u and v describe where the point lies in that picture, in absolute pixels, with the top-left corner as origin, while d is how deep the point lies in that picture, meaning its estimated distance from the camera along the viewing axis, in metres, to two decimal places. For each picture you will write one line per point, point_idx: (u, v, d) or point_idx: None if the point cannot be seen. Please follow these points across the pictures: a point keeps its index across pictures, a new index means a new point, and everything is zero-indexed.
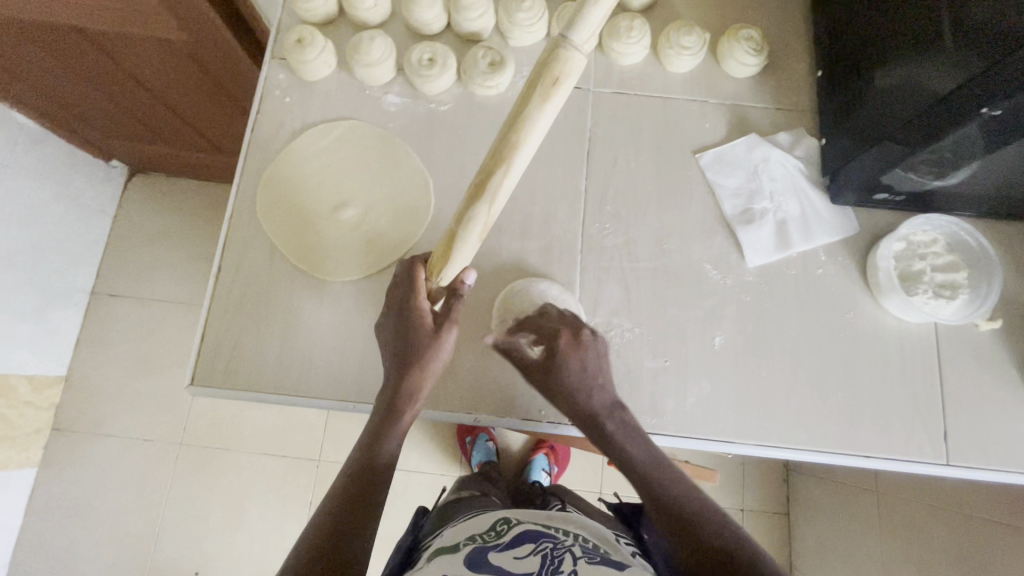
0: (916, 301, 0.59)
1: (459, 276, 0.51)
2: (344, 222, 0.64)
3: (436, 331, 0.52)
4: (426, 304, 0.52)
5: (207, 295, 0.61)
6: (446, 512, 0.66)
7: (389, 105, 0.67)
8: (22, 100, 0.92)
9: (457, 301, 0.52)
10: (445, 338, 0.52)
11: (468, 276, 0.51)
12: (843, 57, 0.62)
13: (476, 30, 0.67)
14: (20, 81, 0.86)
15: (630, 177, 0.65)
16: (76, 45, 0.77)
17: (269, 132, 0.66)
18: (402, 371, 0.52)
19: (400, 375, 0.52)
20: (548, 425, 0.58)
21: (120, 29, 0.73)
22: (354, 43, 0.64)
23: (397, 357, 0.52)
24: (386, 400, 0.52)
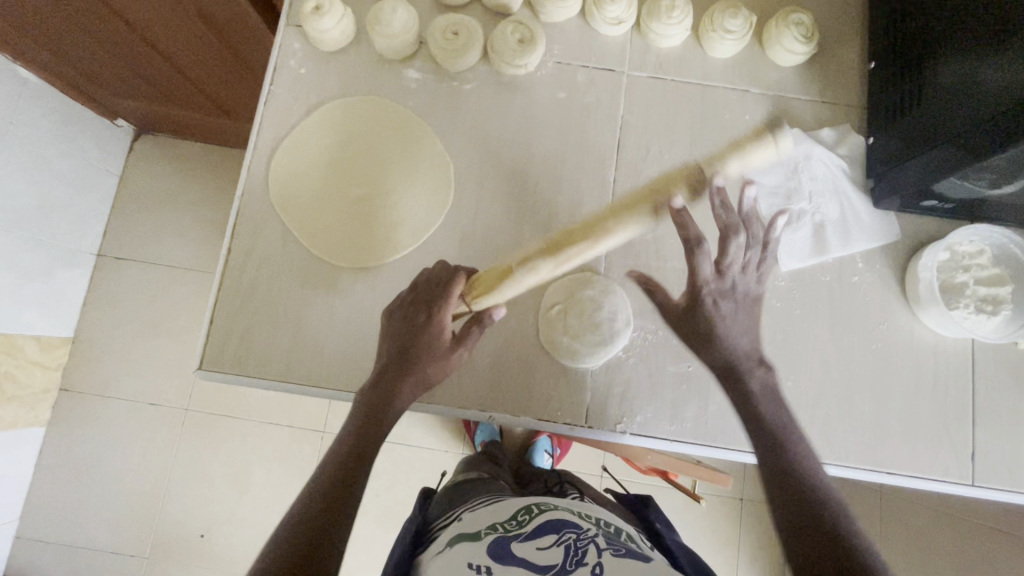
0: (955, 316, 0.56)
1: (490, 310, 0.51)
2: (361, 206, 0.61)
3: (449, 349, 0.51)
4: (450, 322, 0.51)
5: (215, 277, 0.59)
6: (459, 492, 0.66)
7: (410, 81, 0.63)
8: (24, 54, 0.88)
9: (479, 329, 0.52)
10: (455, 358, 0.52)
11: (498, 313, 0.51)
12: (903, 50, 0.58)
13: (506, 3, 0.62)
14: (22, 33, 0.82)
15: (662, 169, 0.62)
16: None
17: (283, 106, 0.62)
18: (400, 372, 0.49)
19: (397, 375, 0.49)
20: (565, 427, 0.56)
21: None
22: (375, 12, 0.60)
23: (398, 357, 0.50)
24: (373, 399, 0.49)
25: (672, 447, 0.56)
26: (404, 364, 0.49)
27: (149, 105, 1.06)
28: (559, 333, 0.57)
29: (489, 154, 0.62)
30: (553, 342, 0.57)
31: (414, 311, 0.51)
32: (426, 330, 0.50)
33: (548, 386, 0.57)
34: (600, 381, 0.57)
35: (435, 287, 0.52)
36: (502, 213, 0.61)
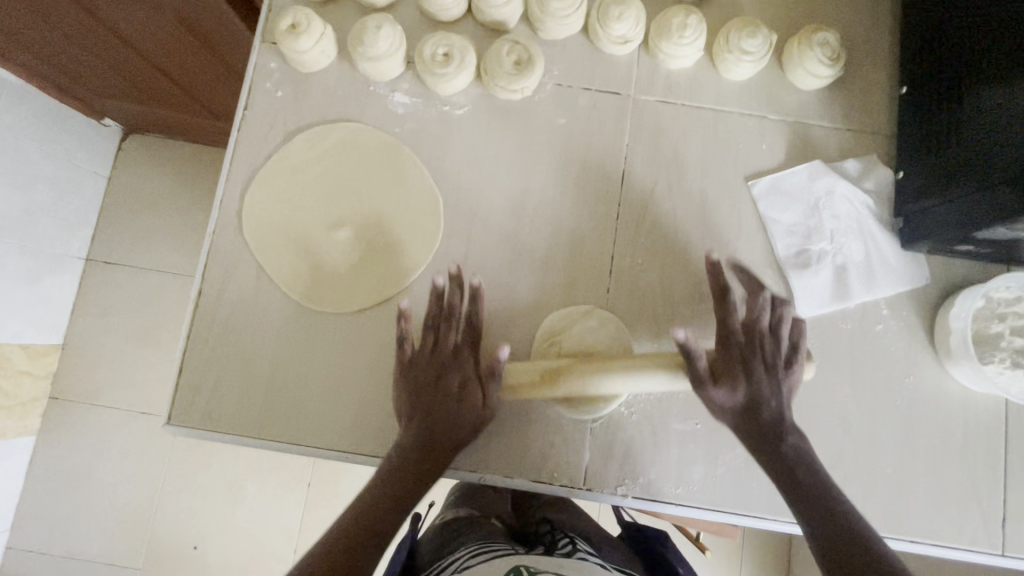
0: (988, 371, 0.51)
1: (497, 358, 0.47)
2: (342, 244, 0.56)
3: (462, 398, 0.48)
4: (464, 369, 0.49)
5: (185, 322, 0.55)
6: (443, 541, 0.59)
7: (395, 106, 0.58)
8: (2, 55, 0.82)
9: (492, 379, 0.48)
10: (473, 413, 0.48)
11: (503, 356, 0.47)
12: (938, 77, 0.52)
13: (502, 19, 0.57)
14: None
15: (671, 204, 0.57)
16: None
17: (258, 134, 0.58)
18: (416, 449, 0.48)
19: (412, 454, 0.48)
20: (559, 488, 0.52)
21: None
22: (357, 31, 0.54)
23: (415, 434, 0.48)
24: (389, 482, 0.47)
25: (675, 512, 0.52)
26: (422, 442, 0.48)
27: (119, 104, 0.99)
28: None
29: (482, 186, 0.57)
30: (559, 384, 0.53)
31: (427, 381, 0.49)
32: (443, 398, 0.48)
33: (542, 442, 0.53)
34: (600, 439, 0.53)
35: (450, 352, 0.50)
36: (495, 252, 0.56)
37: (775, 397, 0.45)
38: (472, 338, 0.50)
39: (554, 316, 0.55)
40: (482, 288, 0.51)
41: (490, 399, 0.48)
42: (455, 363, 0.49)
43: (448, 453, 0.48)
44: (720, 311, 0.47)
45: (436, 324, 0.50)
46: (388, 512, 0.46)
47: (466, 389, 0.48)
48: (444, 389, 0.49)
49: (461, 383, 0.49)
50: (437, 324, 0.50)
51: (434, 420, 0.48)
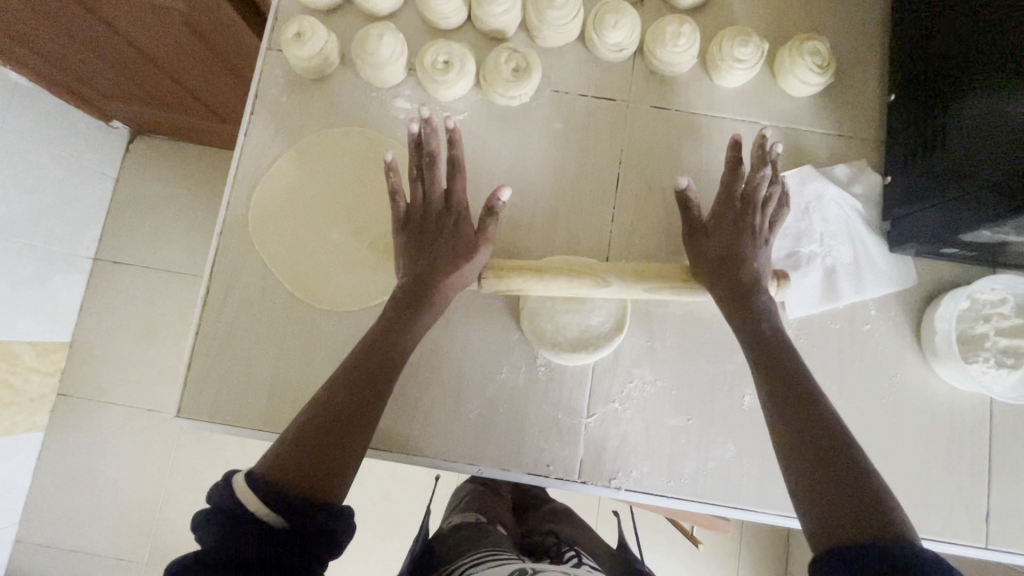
0: (972, 371, 0.53)
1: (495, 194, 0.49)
2: (346, 246, 0.58)
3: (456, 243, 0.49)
4: (458, 219, 0.50)
5: (195, 320, 0.57)
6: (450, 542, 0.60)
7: (398, 111, 0.60)
8: (14, 58, 0.84)
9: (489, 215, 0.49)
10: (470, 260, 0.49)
11: (504, 193, 0.48)
12: (925, 85, 0.54)
13: (501, 27, 0.58)
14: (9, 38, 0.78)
15: (666, 206, 0.59)
16: (63, 5, 0.70)
17: (265, 138, 0.59)
18: (416, 290, 0.48)
19: (416, 292, 0.48)
20: (555, 480, 0.54)
21: None
22: (360, 40, 0.56)
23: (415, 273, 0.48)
24: (391, 324, 0.47)
25: (668, 504, 0.53)
26: (420, 287, 0.48)
27: (131, 108, 1.01)
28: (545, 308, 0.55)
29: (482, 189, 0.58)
30: (537, 330, 0.55)
31: (423, 231, 0.49)
32: (439, 244, 0.49)
33: (539, 438, 0.54)
34: (594, 434, 0.54)
35: (439, 198, 0.50)
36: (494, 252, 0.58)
37: (758, 256, 0.48)
38: (459, 177, 0.50)
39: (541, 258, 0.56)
40: (458, 132, 0.50)
41: (487, 234, 0.49)
42: (447, 207, 0.50)
43: (449, 290, 0.49)
44: (729, 176, 0.50)
45: (422, 177, 0.50)
46: (390, 349, 0.46)
47: (465, 228, 0.50)
48: (439, 235, 0.49)
49: (455, 226, 0.49)
50: (421, 174, 0.50)
51: (433, 260, 0.48)
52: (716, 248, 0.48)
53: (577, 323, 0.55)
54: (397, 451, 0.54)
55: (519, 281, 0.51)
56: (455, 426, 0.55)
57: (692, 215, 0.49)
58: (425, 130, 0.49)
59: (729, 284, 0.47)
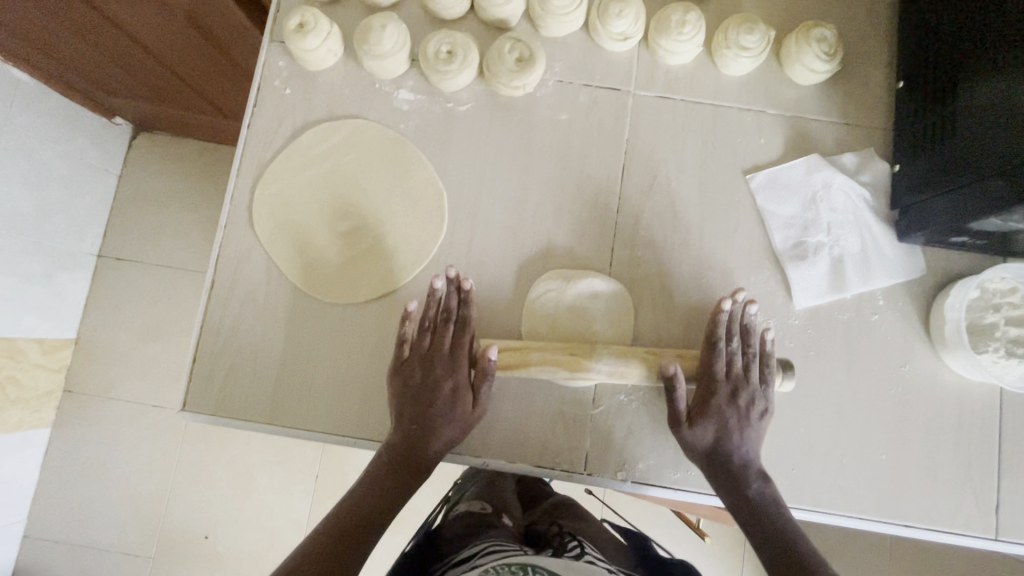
0: (982, 360, 0.52)
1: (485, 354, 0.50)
2: (350, 238, 0.58)
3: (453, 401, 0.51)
4: (457, 374, 0.51)
5: (199, 313, 0.57)
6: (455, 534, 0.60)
7: (401, 102, 0.59)
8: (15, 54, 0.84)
9: (485, 380, 0.51)
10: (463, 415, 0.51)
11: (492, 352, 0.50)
12: (935, 70, 0.53)
13: (504, 17, 0.58)
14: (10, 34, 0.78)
15: (671, 196, 0.58)
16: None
17: (268, 130, 0.59)
18: (408, 448, 0.50)
19: (406, 454, 0.50)
20: (561, 472, 0.54)
21: None
22: (362, 30, 0.56)
23: (410, 434, 0.50)
24: (379, 482, 0.49)
25: (674, 495, 0.53)
26: (413, 449, 0.50)
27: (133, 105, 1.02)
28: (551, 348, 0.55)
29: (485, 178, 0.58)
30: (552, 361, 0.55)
31: (416, 385, 0.51)
32: (433, 404, 0.51)
33: (544, 429, 0.54)
34: (600, 426, 0.54)
35: (445, 358, 0.52)
36: (498, 244, 0.58)
37: (737, 437, 0.49)
38: (467, 339, 0.53)
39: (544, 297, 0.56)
40: (476, 295, 0.53)
41: (482, 393, 0.51)
42: (449, 361, 0.52)
43: (437, 455, 0.50)
44: (709, 355, 0.51)
45: (424, 336, 0.53)
46: (378, 512, 0.48)
47: (461, 390, 0.51)
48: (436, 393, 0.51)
49: (457, 384, 0.51)
50: (432, 327, 0.53)
51: (427, 418, 0.50)
52: (696, 439, 0.49)
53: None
54: None
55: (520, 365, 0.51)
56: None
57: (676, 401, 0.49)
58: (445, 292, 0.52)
59: (704, 452, 0.49)
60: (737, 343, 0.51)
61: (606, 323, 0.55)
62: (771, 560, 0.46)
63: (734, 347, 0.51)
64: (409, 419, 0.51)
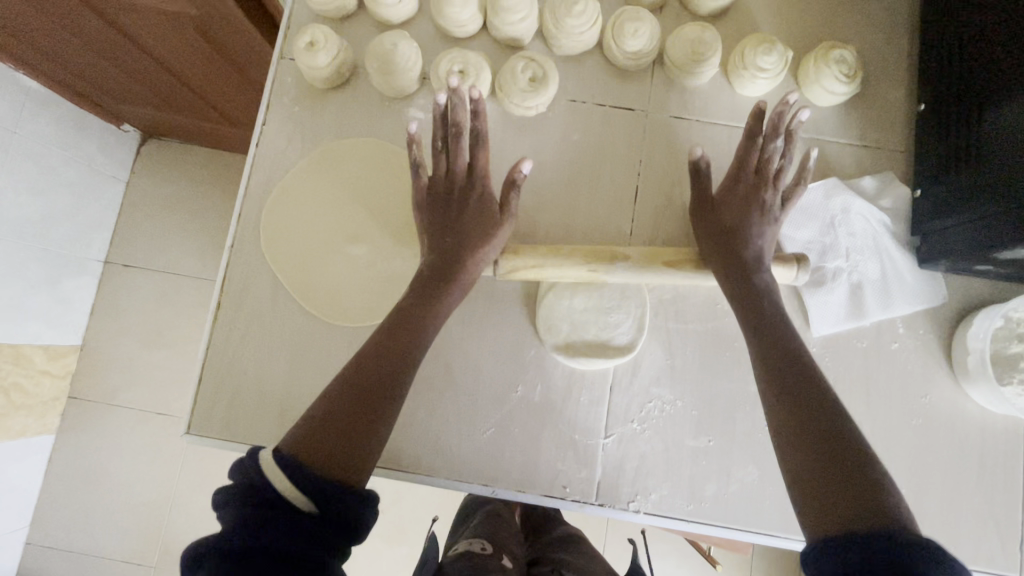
0: (1007, 393, 0.51)
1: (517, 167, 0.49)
2: (357, 259, 0.57)
3: (480, 215, 0.49)
4: (481, 187, 0.50)
5: (204, 336, 0.56)
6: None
7: (411, 121, 0.59)
8: (24, 62, 0.84)
9: (513, 190, 0.50)
10: (494, 235, 0.49)
11: (524, 167, 0.49)
12: (958, 94, 0.52)
13: (517, 36, 0.57)
14: (20, 41, 0.78)
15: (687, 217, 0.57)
16: (76, 11, 0.70)
17: (277, 147, 0.59)
18: (439, 270, 0.48)
19: (437, 275, 0.47)
20: (571, 503, 0.52)
21: None
22: (373, 49, 0.55)
23: (438, 250, 0.48)
24: (406, 309, 0.46)
25: (687, 528, 0.52)
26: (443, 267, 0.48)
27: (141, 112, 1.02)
28: (559, 321, 0.54)
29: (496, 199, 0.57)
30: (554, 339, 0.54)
31: (443, 207, 0.49)
32: (460, 214, 0.49)
33: (554, 459, 0.53)
34: (611, 455, 0.53)
35: (465, 173, 0.50)
36: None
37: (761, 234, 0.48)
38: (483, 156, 0.50)
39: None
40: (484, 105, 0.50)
41: (510, 208, 0.50)
42: (470, 182, 0.50)
43: (471, 270, 0.48)
44: (747, 150, 0.49)
45: (445, 147, 0.50)
46: (408, 330, 0.45)
47: (487, 200, 0.50)
48: (462, 205, 0.49)
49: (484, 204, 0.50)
50: (446, 146, 0.50)
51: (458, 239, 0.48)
52: (720, 231, 0.48)
53: (596, 325, 0.54)
54: (410, 473, 0.53)
55: (536, 270, 0.51)
56: (468, 449, 0.53)
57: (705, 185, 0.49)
58: (454, 102, 0.48)
59: (741, 259, 0.47)
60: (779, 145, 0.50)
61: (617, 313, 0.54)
62: (766, 350, 0.42)
63: (767, 154, 0.50)
64: (436, 243, 0.49)
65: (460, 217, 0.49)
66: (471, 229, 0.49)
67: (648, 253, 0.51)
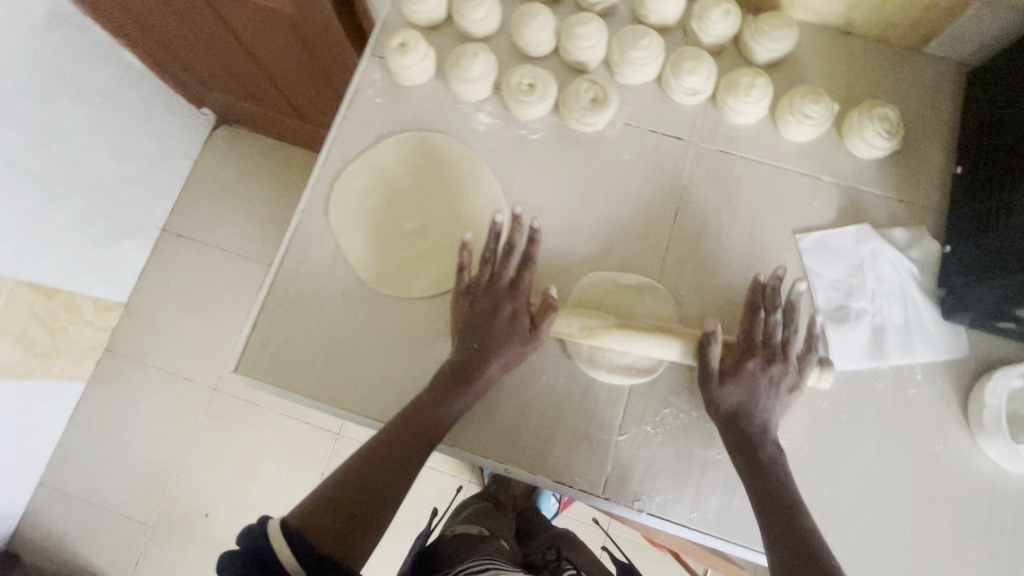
0: (1020, 449, 0.52)
1: (548, 295, 0.54)
2: (412, 239, 0.62)
3: (509, 330, 0.54)
4: (517, 304, 0.54)
5: (264, 286, 0.61)
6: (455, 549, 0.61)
7: (478, 124, 0.65)
8: (136, 39, 0.94)
9: (546, 314, 0.54)
10: (516, 349, 0.54)
11: (552, 294, 0.54)
12: (994, 159, 0.55)
13: (583, 60, 0.63)
14: (137, 20, 0.88)
15: (721, 244, 0.61)
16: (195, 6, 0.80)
17: (355, 131, 0.65)
18: (465, 368, 0.54)
19: (461, 377, 0.53)
20: (578, 492, 0.55)
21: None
22: (455, 56, 0.62)
23: (467, 354, 0.54)
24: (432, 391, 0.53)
25: (689, 534, 0.53)
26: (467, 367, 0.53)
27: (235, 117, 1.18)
28: None
29: (547, 220, 0.61)
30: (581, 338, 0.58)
31: (478, 316, 0.55)
32: (490, 326, 0.54)
33: (568, 446, 0.56)
34: (623, 452, 0.55)
35: (506, 285, 0.55)
36: (549, 263, 0.61)
37: (769, 404, 0.51)
38: (527, 274, 0.55)
39: (589, 278, 0.60)
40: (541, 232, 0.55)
41: (542, 327, 0.53)
42: (510, 295, 0.55)
43: (487, 380, 0.54)
44: (747, 321, 0.53)
45: (491, 261, 0.56)
46: (427, 426, 0.52)
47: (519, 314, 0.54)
48: (495, 316, 0.54)
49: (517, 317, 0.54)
50: (494, 259, 0.56)
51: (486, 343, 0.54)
52: (728, 399, 0.51)
53: None
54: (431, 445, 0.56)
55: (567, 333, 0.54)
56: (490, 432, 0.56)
57: (709, 359, 0.51)
58: (512, 223, 0.55)
59: (747, 412, 0.51)
60: (779, 315, 0.53)
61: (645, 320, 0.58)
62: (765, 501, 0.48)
63: (772, 319, 0.53)
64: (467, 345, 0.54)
65: (491, 331, 0.54)
66: (497, 341, 0.53)
67: (663, 331, 0.53)
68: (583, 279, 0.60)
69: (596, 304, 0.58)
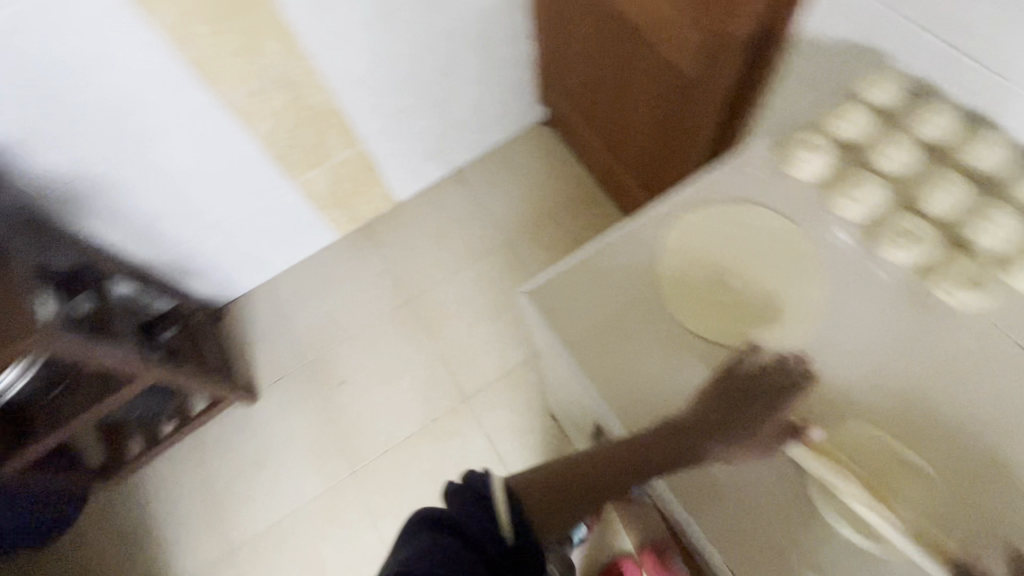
0: None
1: (807, 429, 0.71)
2: (718, 290, 0.82)
3: (752, 433, 0.70)
4: (767, 421, 0.71)
5: (580, 253, 0.85)
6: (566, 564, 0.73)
7: (838, 237, 0.83)
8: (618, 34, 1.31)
9: (793, 437, 0.71)
10: (752, 452, 0.70)
11: (813, 431, 0.71)
12: None
13: (967, 231, 0.78)
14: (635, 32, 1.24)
15: (974, 437, 0.71)
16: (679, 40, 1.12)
17: (729, 184, 0.88)
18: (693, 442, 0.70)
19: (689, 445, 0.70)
20: (708, 547, 0.70)
21: (718, 52, 1.06)
22: (856, 181, 0.83)
23: (712, 423, 0.70)
24: (657, 443, 0.70)
25: None
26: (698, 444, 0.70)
27: (586, 125, 1.76)
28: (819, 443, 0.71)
29: (840, 347, 0.77)
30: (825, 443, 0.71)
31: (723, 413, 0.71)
32: (735, 419, 0.70)
33: (742, 500, 0.71)
34: (811, 541, 0.69)
35: (769, 403, 0.72)
36: (830, 363, 0.76)
37: None
38: (785, 405, 0.72)
39: (865, 427, 0.72)
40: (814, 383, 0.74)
41: (784, 445, 0.71)
42: (763, 409, 0.71)
43: (710, 458, 0.70)
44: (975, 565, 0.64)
45: (760, 374, 0.73)
46: (647, 466, 0.70)
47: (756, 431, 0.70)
48: (744, 410, 0.71)
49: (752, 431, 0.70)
50: (763, 378, 0.73)
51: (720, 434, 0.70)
52: None
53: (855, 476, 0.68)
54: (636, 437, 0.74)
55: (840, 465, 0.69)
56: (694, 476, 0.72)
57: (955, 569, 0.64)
58: (796, 360, 0.75)
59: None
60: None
61: (881, 461, 0.70)
62: None
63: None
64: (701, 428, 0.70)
65: (735, 429, 0.70)
66: (740, 436, 0.70)
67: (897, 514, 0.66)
68: (865, 418, 0.73)
69: (863, 454, 0.71)
